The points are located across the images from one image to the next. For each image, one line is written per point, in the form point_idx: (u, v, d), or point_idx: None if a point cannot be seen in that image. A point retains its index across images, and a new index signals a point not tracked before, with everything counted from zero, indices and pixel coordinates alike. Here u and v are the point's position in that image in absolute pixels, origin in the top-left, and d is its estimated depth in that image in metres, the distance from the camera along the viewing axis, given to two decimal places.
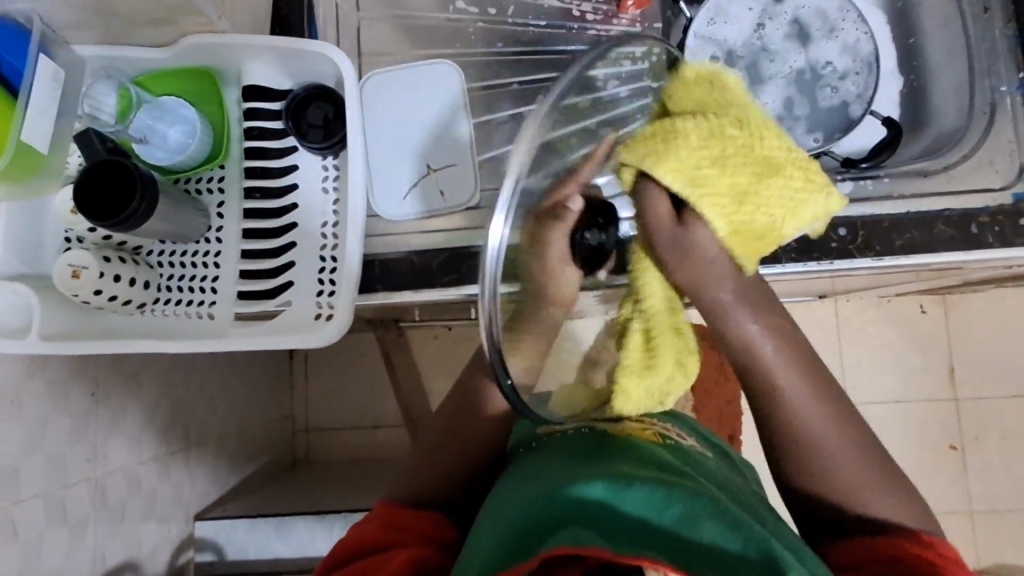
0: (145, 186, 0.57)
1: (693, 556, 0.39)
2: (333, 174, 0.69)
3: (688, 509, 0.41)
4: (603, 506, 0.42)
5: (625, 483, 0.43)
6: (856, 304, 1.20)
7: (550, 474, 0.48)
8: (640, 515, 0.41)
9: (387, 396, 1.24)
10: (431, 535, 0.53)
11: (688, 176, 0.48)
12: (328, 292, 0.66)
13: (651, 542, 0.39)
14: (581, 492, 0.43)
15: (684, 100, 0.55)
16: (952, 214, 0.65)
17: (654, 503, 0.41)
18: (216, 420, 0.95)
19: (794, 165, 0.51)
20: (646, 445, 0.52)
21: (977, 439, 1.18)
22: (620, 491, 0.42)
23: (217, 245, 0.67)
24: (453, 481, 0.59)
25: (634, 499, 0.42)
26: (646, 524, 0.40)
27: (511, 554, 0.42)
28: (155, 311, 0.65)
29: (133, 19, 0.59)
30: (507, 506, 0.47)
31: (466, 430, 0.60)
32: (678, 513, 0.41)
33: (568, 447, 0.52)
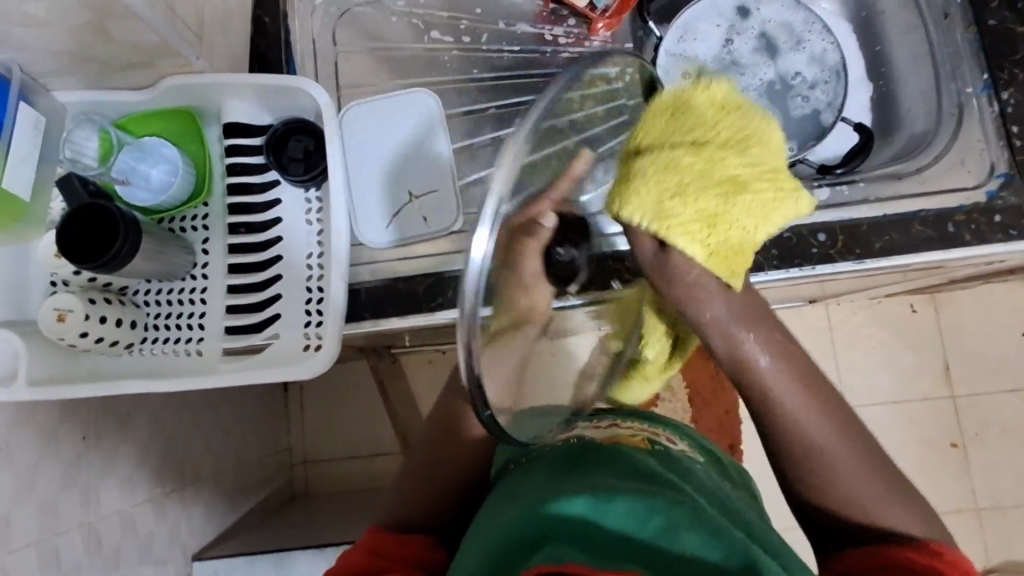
0: (127, 228, 0.57)
1: (673, 567, 0.38)
2: (316, 206, 0.69)
3: (670, 520, 0.41)
4: (584, 522, 0.42)
5: (607, 498, 0.43)
6: (846, 307, 1.21)
7: (534, 490, 0.48)
8: (621, 529, 0.41)
9: (384, 422, 1.24)
10: (416, 557, 0.53)
11: (653, 212, 0.45)
12: (315, 323, 0.66)
13: (633, 555, 0.39)
14: (563, 508, 0.43)
15: (651, 130, 0.49)
16: (928, 214, 0.66)
17: (636, 516, 0.41)
18: (211, 457, 0.94)
19: (760, 179, 0.48)
20: (634, 452, 0.53)
21: (976, 435, 1.18)
22: (601, 506, 0.42)
23: (203, 281, 0.67)
24: (448, 503, 0.59)
25: (615, 513, 0.42)
26: (626, 538, 0.40)
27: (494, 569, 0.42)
28: (143, 350, 0.65)
29: (111, 64, 0.60)
30: (491, 524, 0.47)
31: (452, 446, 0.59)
32: (660, 524, 0.41)
33: (556, 461, 0.52)
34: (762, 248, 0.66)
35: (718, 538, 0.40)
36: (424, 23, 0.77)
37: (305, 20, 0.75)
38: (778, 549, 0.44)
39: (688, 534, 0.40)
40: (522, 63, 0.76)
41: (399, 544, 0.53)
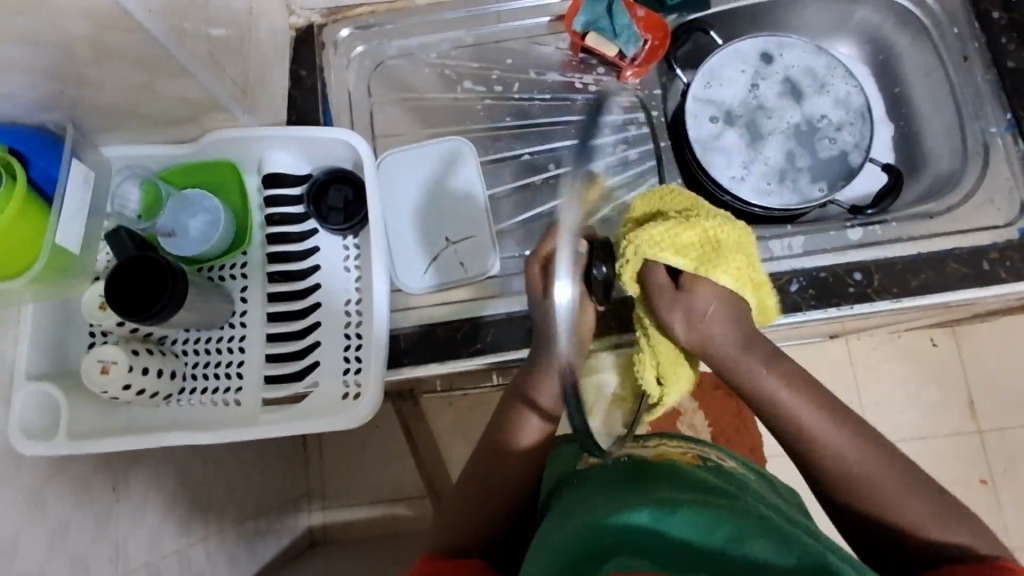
0: (176, 285, 0.58)
1: None
2: (354, 253, 0.70)
3: (736, 529, 0.38)
4: (647, 536, 0.39)
5: (669, 509, 0.40)
6: (869, 342, 1.21)
7: (590, 505, 0.45)
8: (687, 541, 0.38)
9: (404, 466, 1.22)
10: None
11: (672, 247, 0.53)
12: (354, 369, 0.66)
13: (701, 567, 0.36)
14: (626, 520, 0.40)
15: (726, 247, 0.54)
16: (962, 251, 0.68)
17: (702, 525, 0.38)
18: (234, 505, 0.92)
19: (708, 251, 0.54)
20: (694, 470, 0.50)
21: (1008, 471, 1.16)
22: (665, 517, 0.39)
23: (241, 329, 0.67)
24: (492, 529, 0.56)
25: (679, 524, 0.39)
26: (693, 550, 0.37)
27: None
28: (180, 402, 0.65)
29: (159, 118, 0.62)
30: (548, 543, 0.44)
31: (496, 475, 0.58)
32: (728, 534, 0.37)
33: (604, 482, 0.49)
34: (799, 288, 0.67)
35: (787, 544, 0.36)
36: (456, 73, 0.79)
37: (340, 73, 0.78)
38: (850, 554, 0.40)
39: (758, 543, 0.37)
40: (552, 110, 0.78)
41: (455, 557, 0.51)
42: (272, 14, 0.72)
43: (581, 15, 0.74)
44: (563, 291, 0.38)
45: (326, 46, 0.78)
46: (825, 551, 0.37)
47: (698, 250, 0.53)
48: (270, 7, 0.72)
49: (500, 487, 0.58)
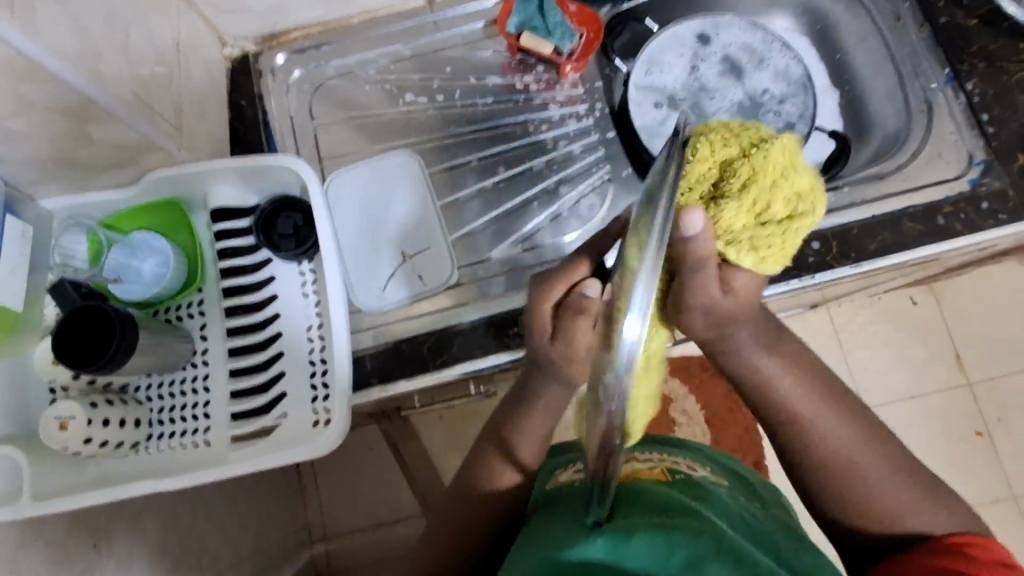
0: (125, 328, 0.57)
1: None
2: (310, 278, 0.69)
3: (693, 552, 0.35)
4: (605, 571, 0.36)
5: (625, 534, 0.36)
6: (847, 308, 1.21)
7: (543, 536, 0.41)
8: (645, 571, 0.35)
9: (401, 486, 1.21)
10: None
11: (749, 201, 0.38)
12: (322, 397, 0.65)
13: None
14: (578, 554, 0.36)
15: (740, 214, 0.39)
16: (916, 209, 0.68)
17: (659, 550, 0.36)
18: (229, 547, 0.91)
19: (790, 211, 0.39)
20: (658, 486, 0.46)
21: (1001, 420, 1.16)
22: (622, 545, 0.36)
23: (204, 368, 0.66)
24: (471, 564, 0.54)
25: (637, 553, 0.36)
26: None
27: None
28: (149, 448, 0.64)
29: (95, 164, 0.60)
30: None
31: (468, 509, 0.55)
32: (684, 559, 0.35)
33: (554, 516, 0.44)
34: None
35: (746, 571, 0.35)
36: (398, 87, 0.78)
37: (281, 99, 0.77)
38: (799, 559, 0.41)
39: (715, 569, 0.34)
40: (498, 113, 0.78)
41: None
42: (203, 48, 0.71)
43: (514, 16, 0.75)
44: (631, 329, 0.30)
45: (264, 74, 0.77)
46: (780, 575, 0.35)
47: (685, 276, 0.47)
48: (200, 41, 0.71)
49: (468, 519, 0.55)
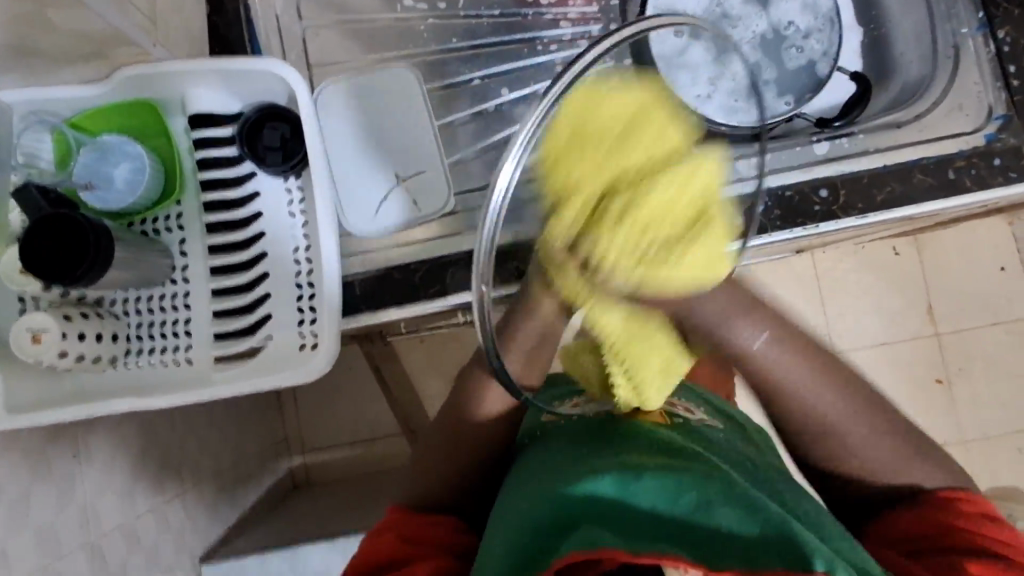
0: (100, 238, 0.54)
1: (710, 551, 0.34)
2: (298, 196, 0.65)
3: (703, 494, 0.36)
4: (610, 506, 0.36)
5: (634, 473, 0.38)
6: (831, 255, 1.21)
7: (546, 475, 0.42)
8: (653, 508, 0.36)
9: (380, 405, 1.22)
10: (448, 543, 0.49)
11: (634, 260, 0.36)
12: (309, 320, 0.63)
13: (670, 537, 0.34)
14: (587, 489, 0.37)
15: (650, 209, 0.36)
16: (929, 161, 0.66)
17: (668, 491, 0.37)
18: (208, 459, 0.96)
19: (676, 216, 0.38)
20: (655, 429, 0.46)
21: (961, 370, 1.21)
22: (630, 484, 0.37)
23: (185, 285, 0.63)
24: (459, 494, 0.54)
25: (646, 491, 0.37)
26: (660, 518, 0.36)
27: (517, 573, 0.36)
28: (128, 364, 0.62)
29: (59, 57, 0.55)
30: (511, 514, 0.41)
31: (457, 441, 0.55)
32: (694, 500, 0.36)
33: (554, 458, 0.44)
34: (765, 209, 0.65)
35: (753, 513, 0.35)
36: None
37: None
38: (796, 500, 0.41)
39: (724, 508, 0.36)
40: (503, 28, 0.72)
41: (427, 526, 0.49)
42: None
43: None
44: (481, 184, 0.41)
45: None
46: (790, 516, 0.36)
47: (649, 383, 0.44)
48: None
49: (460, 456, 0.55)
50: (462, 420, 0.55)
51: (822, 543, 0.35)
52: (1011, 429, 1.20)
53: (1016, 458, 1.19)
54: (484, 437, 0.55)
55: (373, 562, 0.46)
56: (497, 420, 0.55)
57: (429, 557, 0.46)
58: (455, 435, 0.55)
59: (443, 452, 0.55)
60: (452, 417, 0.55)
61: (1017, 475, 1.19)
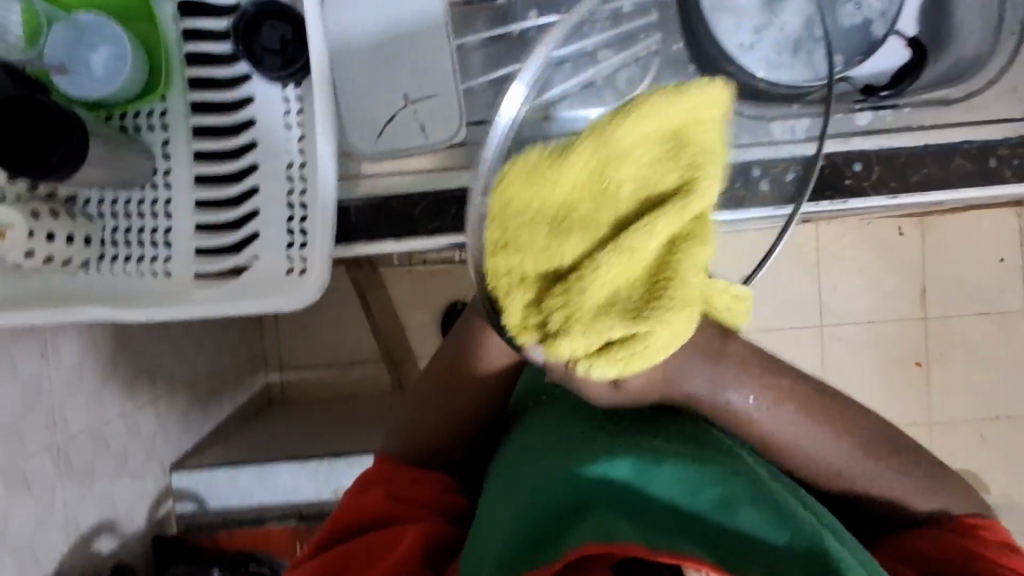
0: (72, 133, 0.49)
1: (728, 548, 0.36)
2: (295, 107, 0.58)
3: (728, 492, 0.38)
4: (629, 489, 0.38)
5: (656, 460, 0.39)
6: (837, 229, 1.18)
7: (559, 446, 0.43)
8: (672, 498, 0.38)
9: (362, 330, 1.20)
10: (430, 500, 0.49)
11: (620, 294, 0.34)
12: (299, 244, 0.58)
13: (687, 531, 0.36)
14: (608, 469, 0.39)
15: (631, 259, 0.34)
16: (972, 145, 0.62)
17: (687, 485, 0.38)
18: (184, 368, 0.95)
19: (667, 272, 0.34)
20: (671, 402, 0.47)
21: (941, 356, 1.21)
22: (650, 471, 0.39)
23: (167, 192, 0.59)
24: (452, 447, 0.54)
25: (666, 479, 0.38)
26: (676, 509, 0.38)
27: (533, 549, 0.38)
28: (101, 270, 0.58)
29: None
30: (530, 476, 0.42)
31: (455, 398, 0.52)
32: (718, 497, 0.38)
33: (554, 426, 0.46)
34: (795, 178, 0.61)
35: (781, 519, 0.37)
36: None
37: None
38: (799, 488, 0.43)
39: (748, 510, 0.37)
40: None
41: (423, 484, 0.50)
42: None
43: None
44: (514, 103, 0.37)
45: None
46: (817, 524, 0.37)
47: (637, 359, 0.34)
48: None
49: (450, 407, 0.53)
50: (462, 375, 0.52)
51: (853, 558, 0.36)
52: (977, 417, 1.22)
53: (977, 445, 1.22)
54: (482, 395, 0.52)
55: (356, 523, 0.48)
56: (496, 373, 0.52)
57: (411, 520, 0.47)
58: (446, 388, 0.53)
59: (434, 408, 0.53)
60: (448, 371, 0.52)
61: (975, 461, 1.22)
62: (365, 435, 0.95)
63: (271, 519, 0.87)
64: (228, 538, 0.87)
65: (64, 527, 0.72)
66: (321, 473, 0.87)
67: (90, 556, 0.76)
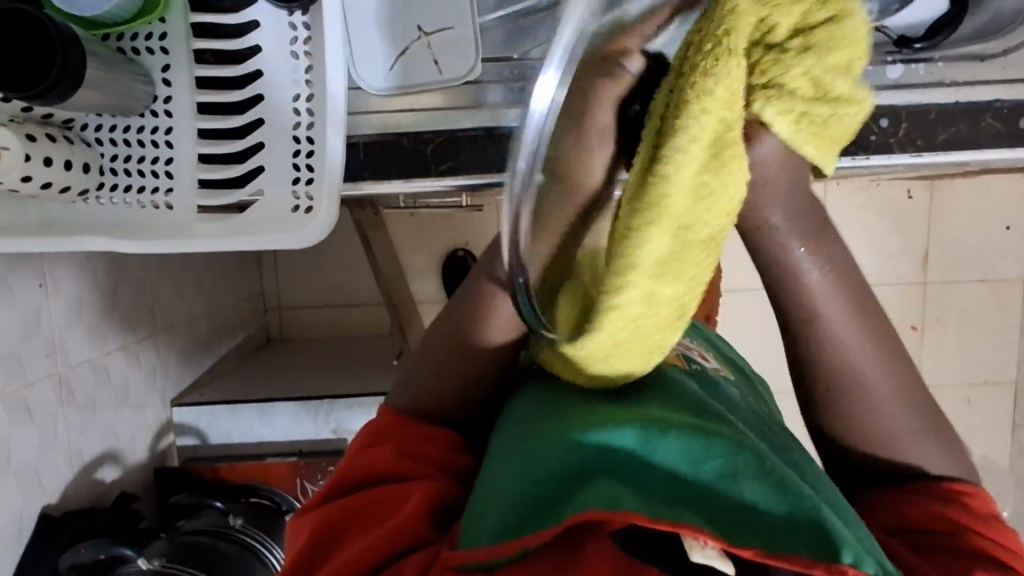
0: (67, 52, 0.46)
1: (730, 518, 0.39)
2: (303, 35, 0.55)
3: (729, 465, 0.40)
4: (633, 458, 0.41)
5: (657, 431, 0.41)
6: (846, 188, 1.16)
7: (562, 409, 0.45)
8: (673, 469, 0.41)
9: (363, 274, 1.19)
10: (443, 460, 0.51)
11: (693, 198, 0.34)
12: (305, 180, 0.56)
13: (688, 501, 0.39)
14: (613, 440, 0.41)
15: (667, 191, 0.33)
16: (1003, 105, 0.60)
17: (689, 456, 0.41)
18: (182, 304, 0.94)
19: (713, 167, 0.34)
20: (679, 378, 0.49)
21: (938, 320, 1.22)
22: (652, 441, 0.41)
23: (167, 120, 0.56)
24: (456, 413, 0.53)
25: (667, 451, 0.41)
26: (679, 479, 0.40)
27: (536, 509, 0.41)
28: (101, 199, 0.56)
29: None
30: (534, 438, 0.44)
31: (461, 364, 0.51)
32: (718, 468, 0.40)
33: (561, 391, 0.47)
34: None
35: (781, 492, 0.39)
36: None
37: None
38: (795, 457, 0.46)
39: (749, 483, 0.40)
40: None
41: (424, 440, 0.51)
42: None
43: None
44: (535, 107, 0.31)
45: None
46: (817, 497, 0.40)
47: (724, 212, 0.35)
48: None
49: (458, 387, 0.52)
50: (467, 342, 0.50)
51: (851, 531, 0.39)
52: (966, 381, 1.24)
53: (964, 408, 1.25)
54: (489, 361, 0.50)
55: (361, 478, 0.49)
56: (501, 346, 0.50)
57: (415, 476, 0.48)
58: (454, 362, 0.50)
59: (437, 375, 0.51)
60: (453, 334, 0.50)
61: (959, 423, 1.25)
62: (366, 377, 0.96)
63: (273, 455, 0.88)
64: (229, 471, 0.86)
65: (66, 454, 0.73)
66: (324, 412, 0.88)
67: (95, 484, 0.78)
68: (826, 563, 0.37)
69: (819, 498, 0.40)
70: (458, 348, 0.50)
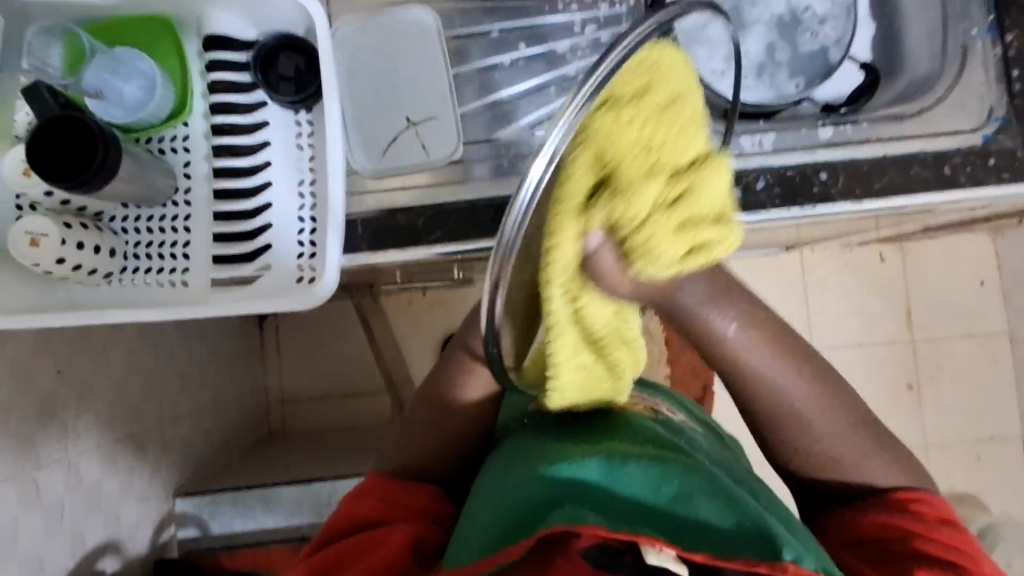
0: (106, 151, 0.54)
1: (683, 531, 0.42)
2: (306, 130, 0.65)
3: (686, 487, 0.44)
4: (599, 486, 0.44)
5: (621, 461, 0.44)
6: (820, 253, 1.23)
7: (534, 450, 0.48)
8: (636, 495, 0.44)
9: (364, 362, 1.22)
10: (428, 510, 0.53)
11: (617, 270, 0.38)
12: (308, 254, 0.63)
13: (646, 520, 0.42)
14: (581, 472, 0.44)
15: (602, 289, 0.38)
16: (926, 155, 0.66)
17: (650, 481, 0.44)
18: (190, 394, 0.97)
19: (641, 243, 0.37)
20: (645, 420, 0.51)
21: (931, 376, 1.24)
22: (616, 470, 0.44)
23: (186, 208, 0.63)
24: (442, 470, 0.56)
25: (630, 477, 0.44)
26: (639, 502, 0.43)
27: (510, 533, 0.44)
28: (123, 281, 0.62)
29: None
30: (510, 476, 0.47)
31: (444, 423, 0.55)
32: (675, 490, 0.43)
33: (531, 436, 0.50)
34: (765, 186, 0.66)
35: (732, 507, 0.43)
36: None
37: None
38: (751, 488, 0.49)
39: (703, 501, 0.43)
40: None
41: (412, 492, 0.53)
42: None
43: None
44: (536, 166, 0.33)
45: None
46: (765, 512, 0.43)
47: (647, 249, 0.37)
48: None
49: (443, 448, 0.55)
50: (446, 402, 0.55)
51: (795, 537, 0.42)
52: (971, 437, 1.24)
53: (975, 464, 1.23)
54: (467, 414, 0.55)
55: (354, 530, 0.51)
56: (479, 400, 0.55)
57: (404, 522, 0.51)
58: (434, 423, 0.55)
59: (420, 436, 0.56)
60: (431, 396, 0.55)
61: (974, 482, 1.23)
62: (367, 458, 0.97)
63: (274, 540, 0.88)
64: (231, 558, 0.88)
65: (69, 541, 0.73)
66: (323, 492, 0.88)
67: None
68: (770, 563, 0.40)
69: (767, 513, 0.43)
70: (442, 410, 0.55)
